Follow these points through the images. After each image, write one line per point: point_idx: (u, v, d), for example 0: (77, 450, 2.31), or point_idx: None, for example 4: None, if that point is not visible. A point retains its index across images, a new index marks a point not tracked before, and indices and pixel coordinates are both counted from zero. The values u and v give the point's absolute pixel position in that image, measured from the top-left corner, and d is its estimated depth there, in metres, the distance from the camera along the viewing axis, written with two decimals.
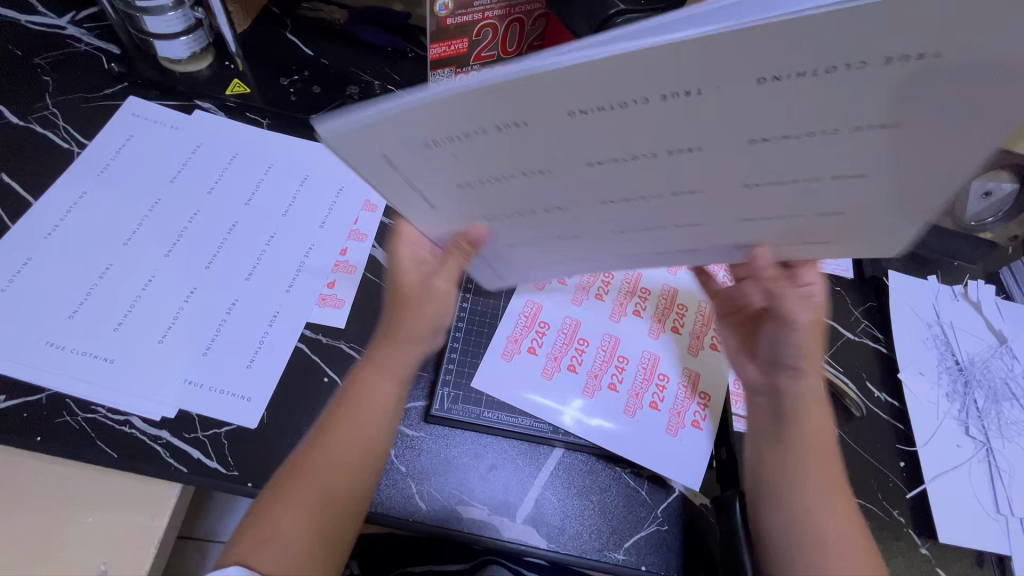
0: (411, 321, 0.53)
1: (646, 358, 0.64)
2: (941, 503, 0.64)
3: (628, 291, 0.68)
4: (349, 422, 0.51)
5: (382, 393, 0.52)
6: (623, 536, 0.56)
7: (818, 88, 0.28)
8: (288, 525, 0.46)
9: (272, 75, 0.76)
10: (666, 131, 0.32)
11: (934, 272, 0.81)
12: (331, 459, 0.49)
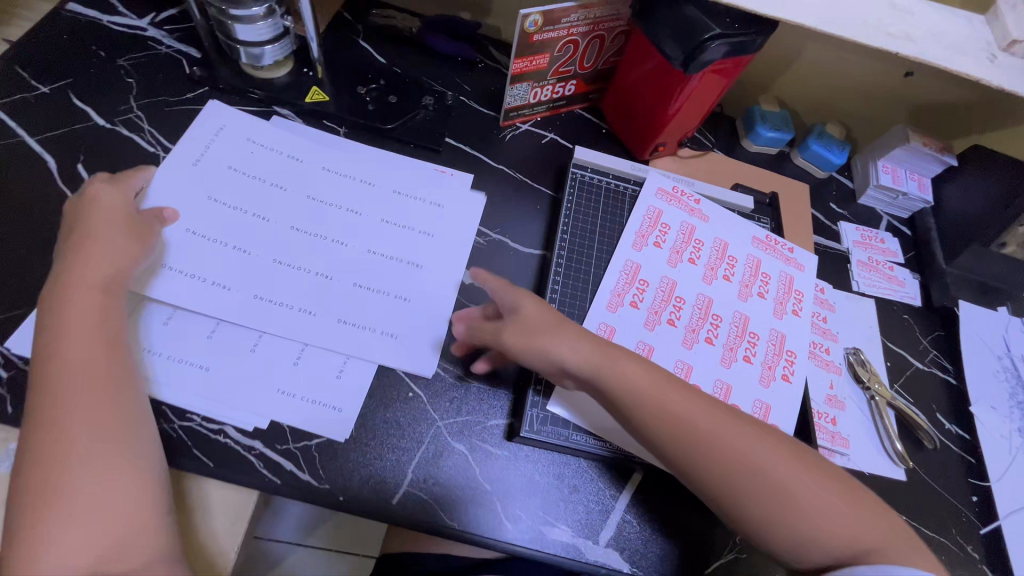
0: (99, 258, 0.52)
1: (719, 387, 0.62)
2: (1016, 541, 0.64)
3: (700, 316, 0.66)
4: (72, 375, 0.47)
5: (81, 318, 0.49)
6: (704, 563, 0.56)
7: (386, 182, 0.70)
8: (66, 504, 0.43)
9: (349, 82, 0.77)
10: (362, 200, 0.68)
11: (1004, 303, 0.81)
12: (75, 412, 0.46)
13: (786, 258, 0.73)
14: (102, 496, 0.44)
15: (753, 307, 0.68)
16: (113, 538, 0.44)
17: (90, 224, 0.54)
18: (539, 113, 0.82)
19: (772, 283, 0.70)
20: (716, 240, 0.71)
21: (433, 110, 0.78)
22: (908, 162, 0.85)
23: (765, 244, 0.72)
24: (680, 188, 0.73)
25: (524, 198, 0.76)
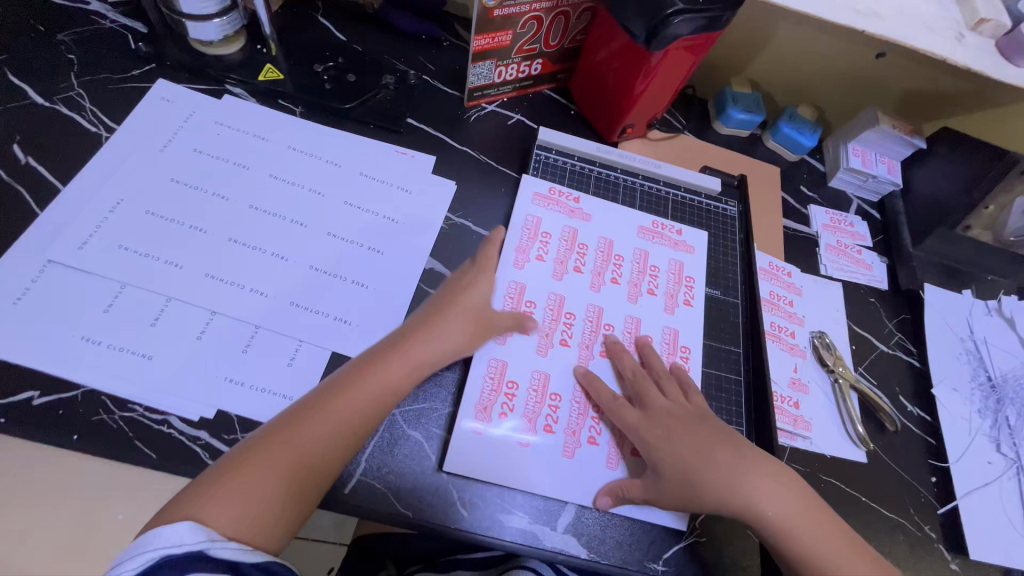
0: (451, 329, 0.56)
1: (667, 333, 0.64)
2: (972, 521, 0.65)
3: (639, 270, 0.67)
4: (347, 404, 0.50)
5: (396, 376, 0.53)
6: (662, 547, 0.56)
7: (348, 160, 0.69)
8: (241, 481, 0.45)
9: (305, 61, 0.74)
10: (324, 178, 0.66)
11: (968, 286, 0.81)
12: (316, 432, 0.48)
13: (674, 242, 0.69)
14: (270, 502, 0.45)
15: (645, 307, 0.65)
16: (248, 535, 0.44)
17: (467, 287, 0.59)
18: (505, 94, 0.80)
19: (660, 275, 0.67)
20: (600, 239, 0.67)
21: (394, 89, 0.75)
22: (878, 146, 0.85)
23: (651, 232, 0.69)
24: (558, 188, 0.69)
25: (488, 180, 0.74)
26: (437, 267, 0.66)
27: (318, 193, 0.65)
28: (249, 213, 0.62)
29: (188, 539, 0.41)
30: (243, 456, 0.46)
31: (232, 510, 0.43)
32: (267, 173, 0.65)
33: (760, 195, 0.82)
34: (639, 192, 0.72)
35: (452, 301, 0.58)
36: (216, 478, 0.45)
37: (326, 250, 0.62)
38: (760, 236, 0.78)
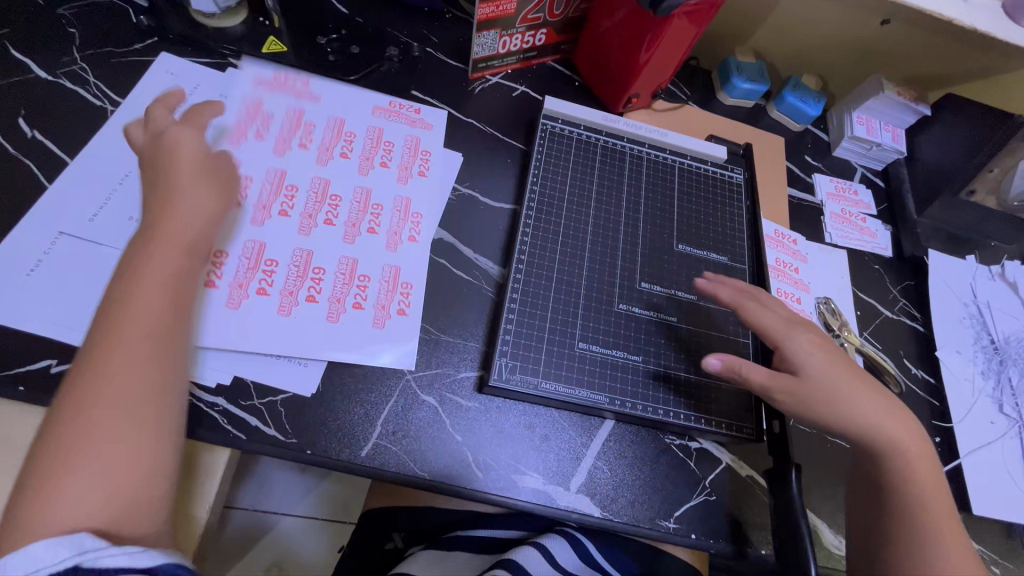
0: (191, 201, 0.50)
1: (397, 202, 0.65)
2: (976, 479, 0.66)
3: (372, 145, 0.68)
4: (133, 341, 0.43)
5: (162, 264, 0.47)
6: (673, 506, 0.57)
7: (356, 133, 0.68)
8: (71, 476, 0.39)
9: (308, 34, 0.73)
10: (330, 151, 0.66)
11: (972, 252, 0.81)
12: (120, 380, 0.42)
13: (412, 119, 0.71)
14: (120, 476, 0.40)
15: (415, 188, 0.67)
16: (129, 488, 0.40)
17: (178, 155, 0.52)
18: (510, 66, 0.80)
19: (395, 149, 0.68)
20: (332, 119, 0.68)
21: (398, 61, 0.75)
22: (883, 114, 0.85)
23: (386, 110, 0.71)
24: (286, 74, 0.68)
25: (494, 152, 0.73)
26: (448, 238, 0.66)
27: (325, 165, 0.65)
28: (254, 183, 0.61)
29: (57, 555, 0.36)
30: (56, 449, 0.39)
31: (76, 507, 0.38)
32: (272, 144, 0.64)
33: (765, 165, 0.82)
34: (646, 160, 0.71)
35: (171, 186, 0.50)
36: (43, 481, 0.39)
37: (334, 220, 0.62)
38: (765, 204, 0.79)
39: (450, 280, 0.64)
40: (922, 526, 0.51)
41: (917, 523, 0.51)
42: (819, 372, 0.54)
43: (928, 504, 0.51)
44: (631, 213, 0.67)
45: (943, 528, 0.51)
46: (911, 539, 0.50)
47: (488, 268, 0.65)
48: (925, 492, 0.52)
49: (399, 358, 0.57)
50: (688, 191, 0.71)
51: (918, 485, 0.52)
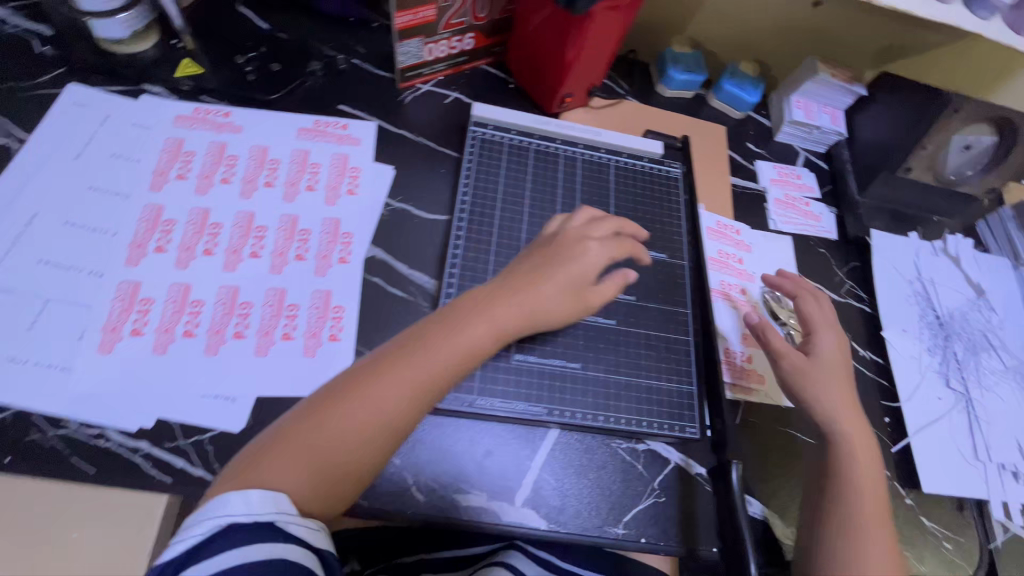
0: (542, 297, 0.53)
1: (284, 220, 0.63)
2: (924, 456, 0.66)
3: (256, 165, 0.65)
4: (439, 355, 0.47)
5: (475, 336, 0.49)
6: (622, 511, 0.57)
7: (280, 155, 0.67)
8: (285, 448, 0.43)
9: (225, 53, 0.71)
10: (254, 177, 0.64)
11: (915, 229, 0.81)
12: (393, 383, 0.45)
13: (338, 137, 0.70)
14: (316, 461, 0.42)
15: (344, 208, 0.65)
16: (313, 477, 0.42)
17: (571, 257, 0.55)
18: (439, 73, 0.78)
19: (282, 167, 0.66)
20: (252, 148, 0.66)
21: (322, 76, 0.73)
22: (820, 96, 0.84)
23: (311, 132, 0.69)
24: (206, 108, 0.67)
25: (427, 161, 0.72)
26: (382, 255, 0.64)
27: (247, 191, 0.64)
28: (172, 217, 0.60)
29: (260, 509, 0.39)
30: (290, 428, 0.43)
31: (282, 475, 0.42)
32: (191, 175, 0.63)
33: (707, 155, 0.82)
34: (580, 161, 0.71)
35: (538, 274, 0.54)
36: (261, 453, 0.43)
37: (257, 249, 0.61)
38: (708, 196, 0.78)
39: (384, 299, 0.62)
40: (855, 482, 0.53)
41: (850, 479, 0.53)
42: (827, 361, 0.60)
43: (859, 464, 0.54)
44: (565, 217, 0.66)
45: (873, 487, 0.53)
46: (843, 493, 0.53)
47: (423, 283, 0.64)
48: (859, 456, 0.55)
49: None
50: (623, 190, 0.70)
51: (852, 450, 0.55)
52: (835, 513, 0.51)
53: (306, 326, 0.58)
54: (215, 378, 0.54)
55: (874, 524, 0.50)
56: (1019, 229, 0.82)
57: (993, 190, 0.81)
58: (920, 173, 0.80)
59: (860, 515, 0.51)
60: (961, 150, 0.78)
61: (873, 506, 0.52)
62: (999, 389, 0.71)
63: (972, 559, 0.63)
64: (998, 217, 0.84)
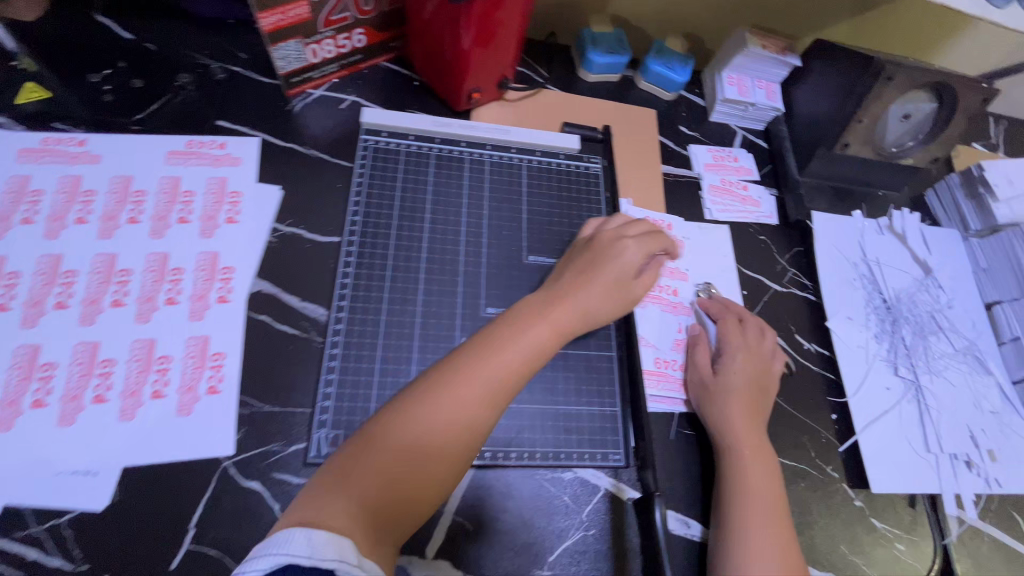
0: (589, 300, 0.52)
1: (152, 260, 0.56)
2: (872, 453, 0.62)
3: (117, 199, 0.58)
4: (493, 373, 0.45)
5: (532, 343, 0.48)
6: (547, 550, 0.52)
7: (145, 185, 0.59)
8: (346, 481, 0.39)
9: (79, 72, 0.63)
10: (114, 213, 0.57)
11: (858, 207, 0.77)
12: (458, 404, 0.43)
13: (215, 158, 0.62)
14: (377, 495, 0.39)
15: (223, 240, 0.58)
16: (372, 516, 0.38)
17: (616, 254, 0.54)
18: (333, 74, 0.70)
19: (147, 198, 0.58)
20: (112, 179, 0.58)
21: (194, 89, 0.65)
22: (754, 70, 0.78)
23: (183, 155, 0.61)
24: (56, 136, 0.59)
25: (320, 177, 0.65)
26: (270, 289, 0.58)
27: (107, 230, 0.56)
28: (17, 268, 0.53)
29: (324, 552, 0.34)
30: (349, 458, 0.40)
31: (347, 509, 0.38)
32: (39, 218, 0.55)
33: (635, 144, 0.76)
34: (487, 164, 0.64)
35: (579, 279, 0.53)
36: (317, 492, 0.39)
37: (120, 297, 0.54)
38: (637, 189, 0.73)
39: (273, 339, 0.56)
40: (749, 501, 0.51)
41: (745, 499, 0.51)
42: (736, 385, 0.57)
43: (754, 480, 0.52)
44: (472, 229, 0.60)
45: (769, 503, 0.51)
46: (739, 516, 0.50)
47: (317, 316, 0.57)
48: (754, 472, 0.53)
49: (214, 445, 0.50)
50: (538, 193, 0.64)
51: (745, 464, 0.53)
52: (733, 538, 0.49)
53: (180, 380, 0.52)
54: (71, 452, 0.48)
55: (757, 533, 0.48)
56: (966, 196, 0.76)
57: (938, 160, 0.75)
58: (858, 148, 0.73)
59: (755, 537, 0.48)
60: (899, 121, 0.72)
61: (769, 522, 0.49)
62: (948, 373, 0.67)
63: (925, 558, 0.60)
64: (947, 185, 0.79)
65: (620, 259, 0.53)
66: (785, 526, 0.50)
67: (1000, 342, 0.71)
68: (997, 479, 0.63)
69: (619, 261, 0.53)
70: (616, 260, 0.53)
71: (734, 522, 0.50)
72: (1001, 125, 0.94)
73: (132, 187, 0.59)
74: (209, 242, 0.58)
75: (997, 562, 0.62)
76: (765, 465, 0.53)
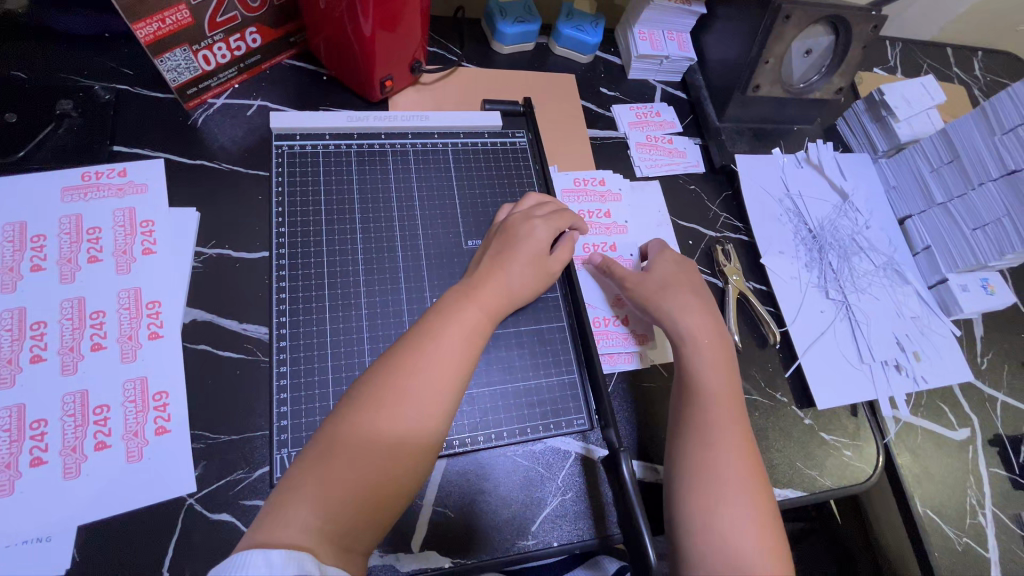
0: (513, 278, 0.53)
1: (68, 307, 0.52)
2: (816, 374, 0.67)
3: (13, 249, 0.53)
4: (434, 363, 0.46)
5: (472, 322, 0.49)
6: (528, 521, 0.54)
7: (42, 227, 0.54)
8: (305, 495, 0.39)
9: None
10: (10, 263, 0.52)
11: (777, 144, 0.81)
12: (408, 398, 0.44)
13: (117, 188, 0.58)
14: (343, 500, 0.40)
15: (143, 273, 0.55)
16: (338, 524, 0.39)
17: (523, 238, 0.55)
18: (232, 80, 0.66)
19: (48, 242, 0.54)
20: (4, 226, 0.54)
21: (78, 116, 0.60)
22: (662, 23, 0.79)
23: (79, 189, 0.57)
24: None
25: (238, 192, 0.61)
26: (204, 316, 0.56)
27: (5, 283, 0.52)
28: None
29: (284, 569, 0.35)
30: (306, 471, 0.41)
31: (313, 522, 0.38)
32: None
33: (558, 112, 0.76)
34: (412, 154, 0.63)
35: (502, 261, 0.54)
36: (279, 509, 0.39)
37: (37, 351, 0.50)
38: (566, 157, 0.73)
39: (216, 367, 0.54)
40: (718, 442, 0.50)
41: (716, 438, 0.50)
42: (670, 277, 0.62)
43: (720, 418, 0.52)
44: (406, 221, 0.59)
45: (740, 441, 0.50)
46: (705, 460, 0.49)
47: (260, 335, 0.56)
48: (719, 404, 0.53)
49: (172, 485, 0.49)
50: (467, 176, 0.64)
51: (710, 398, 0.53)
52: (701, 469, 0.49)
53: (121, 427, 0.49)
54: (14, 523, 0.45)
55: (729, 466, 0.49)
56: (872, 120, 0.81)
57: (843, 90, 0.78)
58: (768, 89, 0.75)
59: (733, 484, 0.48)
60: (802, 56, 0.75)
61: (737, 450, 0.50)
62: (873, 289, 0.73)
63: (871, 460, 0.65)
64: (854, 112, 0.83)
65: (525, 237, 0.55)
66: (757, 468, 0.50)
67: (914, 253, 0.77)
68: (923, 376, 0.70)
69: (522, 237, 0.55)
70: (528, 241, 0.55)
71: (699, 446, 0.50)
72: (897, 48, 0.99)
73: (28, 231, 0.54)
74: (127, 278, 0.54)
75: (930, 451, 0.69)
76: (733, 408, 0.53)
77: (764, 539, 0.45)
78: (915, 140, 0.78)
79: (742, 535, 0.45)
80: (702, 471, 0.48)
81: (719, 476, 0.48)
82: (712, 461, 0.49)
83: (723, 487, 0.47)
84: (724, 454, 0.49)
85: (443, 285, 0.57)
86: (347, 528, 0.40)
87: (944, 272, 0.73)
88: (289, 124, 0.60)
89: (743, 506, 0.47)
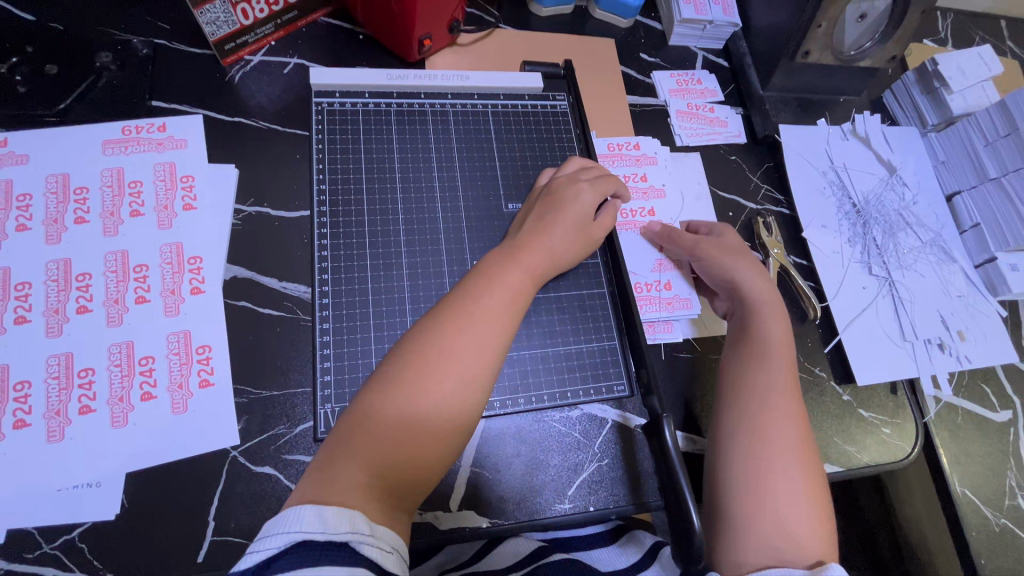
0: (555, 243, 0.52)
1: (112, 259, 0.52)
2: (856, 350, 0.66)
3: (56, 201, 0.53)
4: (479, 325, 0.45)
5: (516, 286, 0.49)
6: (565, 484, 0.54)
7: (84, 179, 0.54)
8: (353, 451, 0.39)
9: None
10: (54, 214, 0.53)
11: (821, 116, 0.78)
12: (454, 359, 0.43)
13: (157, 142, 0.57)
14: (391, 459, 0.40)
15: (185, 228, 0.55)
16: (387, 483, 0.39)
17: (567, 203, 0.54)
18: (269, 36, 0.65)
19: (92, 194, 0.54)
20: (47, 177, 0.54)
21: (117, 69, 0.60)
22: None
23: (119, 143, 0.56)
24: None
25: (276, 150, 0.61)
26: (244, 273, 0.55)
27: (50, 234, 0.52)
28: None
29: (337, 526, 0.35)
30: (354, 428, 0.40)
31: (363, 478, 0.38)
32: None
33: (598, 78, 0.74)
34: (452, 115, 0.61)
35: (546, 225, 0.53)
36: (328, 464, 0.39)
37: (83, 301, 0.50)
38: (605, 124, 0.71)
39: (256, 323, 0.54)
40: (769, 414, 0.49)
41: (767, 408, 0.49)
42: (731, 244, 0.61)
43: (773, 389, 0.50)
44: (447, 183, 0.58)
45: (795, 414, 0.49)
46: (754, 430, 0.48)
47: (299, 294, 0.55)
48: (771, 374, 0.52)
49: (216, 437, 0.49)
50: (508, 139, 0.62)
51: (768, 369, 0.52)
52: (751, 440, 0.48)
53: (165, 380, 0.49)
54: (64, 467, 0.46)
55: (780, 439, 0.47)
56: (922, 92, 0.78)
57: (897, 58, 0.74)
58: (818, 56, 0.72)
59: (785, 457, 0.47)
60: (856, 22, 0.71)
61: (789, 423, 0.49)
62: (918, 265, 0.71)
63: (910, 438, 0.64)
64: (903, 84, 0.80)
65: (571, 201, 0.54)
66: (811, 441, 0.49)
67: (961, 231, 0.74)
68: (966, 356, 0.68)
69: (568, 201, 0.54)
70: (573, 206, 0.54)
71: (748, 418, 0.49)
72: (948, 19, 0.95)
73: (71, 183, 0.54)
74: (167, 232, 0.54)
75: (969, 431, 0.67)
76: (792, 388, 0.51)
77: (814, 512, 0.45)
78: (969, 113, 0.75)
79: (790, 509, 0.44)
80: (755, 441, 0.47)
81: (770, 447, 0.47)
82: (761, 432, 0.48)
83: (775, 458, 0.46)
84: (777, 425, 0.48)
85: (483, 248, 0.56)
86: (395, 486, 0.40)
87: (993, 251, 0.70)
88: (328, 79, 0.59)
89: (793, 485, 0.45)
